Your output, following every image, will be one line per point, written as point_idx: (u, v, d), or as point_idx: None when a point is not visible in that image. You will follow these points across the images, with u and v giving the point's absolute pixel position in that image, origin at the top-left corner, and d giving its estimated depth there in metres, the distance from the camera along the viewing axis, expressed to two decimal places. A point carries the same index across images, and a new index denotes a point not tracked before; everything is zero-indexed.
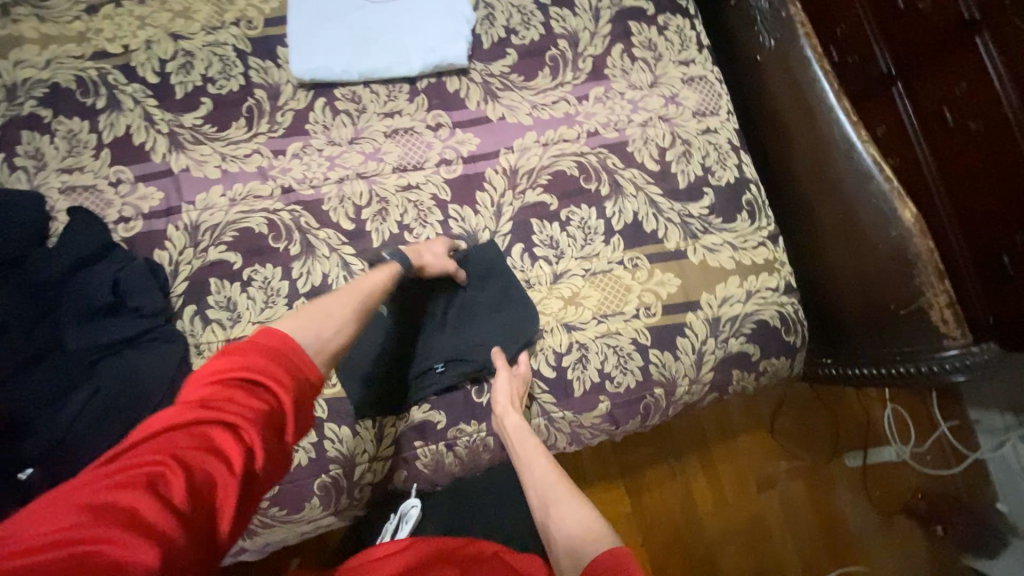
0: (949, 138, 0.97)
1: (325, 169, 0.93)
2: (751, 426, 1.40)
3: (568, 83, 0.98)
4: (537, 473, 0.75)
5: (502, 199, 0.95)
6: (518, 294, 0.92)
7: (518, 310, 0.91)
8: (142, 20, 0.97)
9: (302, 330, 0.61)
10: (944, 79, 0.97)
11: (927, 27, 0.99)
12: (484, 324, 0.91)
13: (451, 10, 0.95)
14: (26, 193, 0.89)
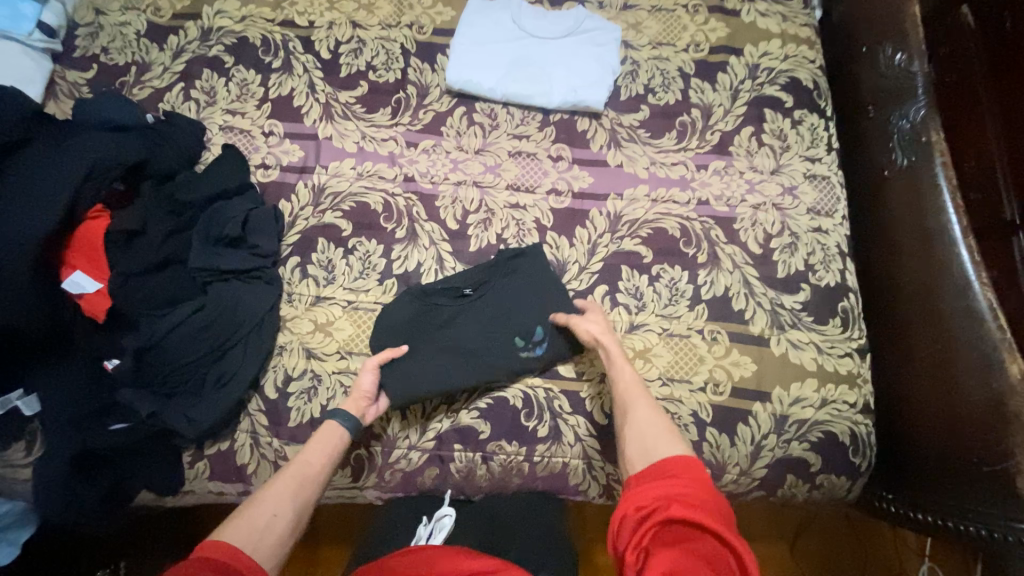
0: None
1: (447, 169, 1.00)
2: (770, 539, 1.32)
3: (691, 149, 1.01)
4: (619, 385, 0.82)
5: (599, 239, 0.97)
6: (518, 261, 0.94)
7: (528, 263, 0.94)
8: (331, 3, 1.09)
9: (332, 433, 0.81)
10: None
11: None
12: (499, 295, 0.92)
13: (600, 59, 1.02)
14: (193, 121, 1.00)
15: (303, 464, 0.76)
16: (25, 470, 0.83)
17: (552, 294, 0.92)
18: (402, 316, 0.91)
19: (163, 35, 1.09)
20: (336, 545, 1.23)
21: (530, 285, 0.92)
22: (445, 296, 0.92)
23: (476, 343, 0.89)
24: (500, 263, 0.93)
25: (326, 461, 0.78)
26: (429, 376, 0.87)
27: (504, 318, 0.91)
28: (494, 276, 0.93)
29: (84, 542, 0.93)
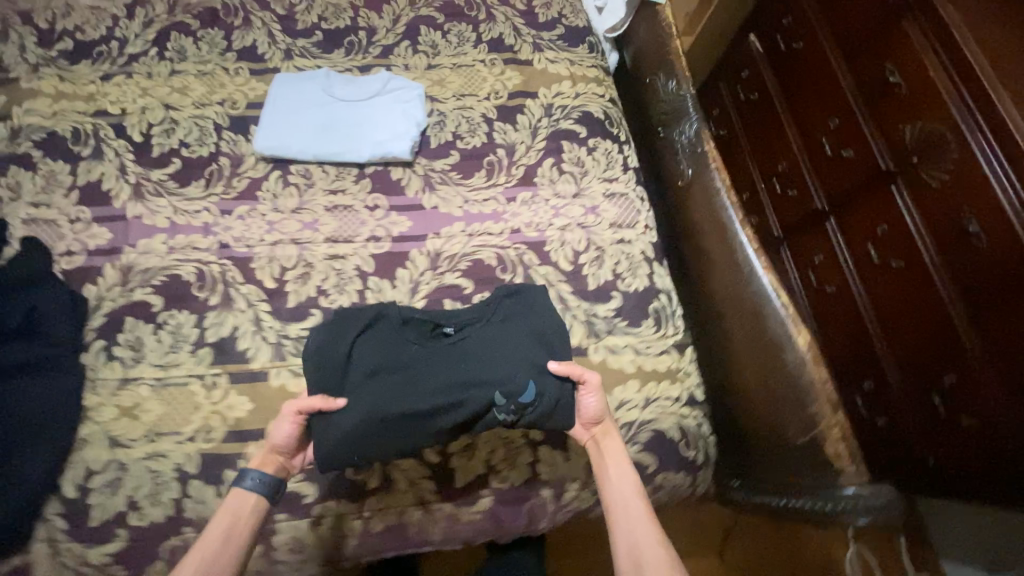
0: (876, 271, 1.26)
1: (262, 232, 1.01)
2: (700, 550, 1.30)
3: (500, 184, 1.09)
4: (618, 494, 0.79)
5: (420, 277, 1.00)
6: (512, 305, 0.90)
7: (524, 305, 0.90)
8: (144, 91, 1.13)
9: (241, 500, 0.76)
10: (870, 219, 1.27)
11: (852, 171, 1.32)
12: (484, 338, 0.86)
13: (406, 114, 1.10)
14: None
15: (206, 545, 0.71)
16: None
17: (544, 343, 0.87)
18: (359, 339, 0.83)
19: None
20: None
21: (524, 326, 0.88)
22: (421, 332, 0.87)
23: (453, 386, 0.82)
24: (490, 306, 0.90)
25: (230, 536, 0.73)
26: (384, 408, 0.78)
27: (490, 372, 0.83)
28: (482, 315, 0.89)
29: None
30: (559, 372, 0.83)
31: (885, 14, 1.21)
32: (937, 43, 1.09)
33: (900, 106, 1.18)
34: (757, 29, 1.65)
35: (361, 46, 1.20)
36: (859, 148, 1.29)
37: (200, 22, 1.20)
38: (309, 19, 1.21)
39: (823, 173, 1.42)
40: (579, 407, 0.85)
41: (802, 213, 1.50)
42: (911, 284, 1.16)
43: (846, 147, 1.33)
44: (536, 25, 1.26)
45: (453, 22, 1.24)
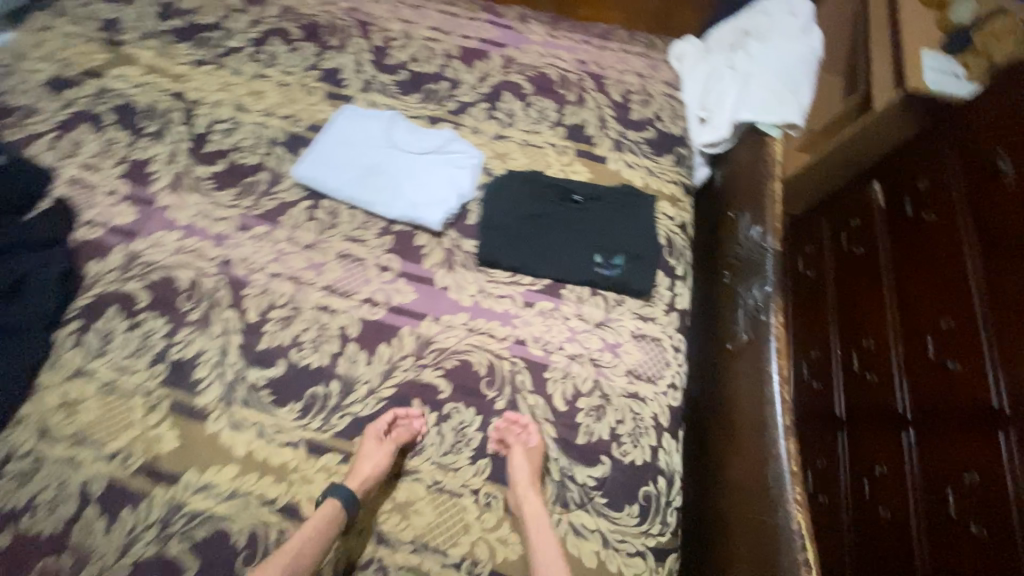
0: (947, 527, 0.92)
1: (268, 259, 0.97)
2: None
3: (523, 283, 0.97)
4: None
5: (400, 361, 0.90)
6: (628, 193, 1.04)
7: (640, 203, 1.03)
8: (224, 86, 1.15)
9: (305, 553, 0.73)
10: (956, 458, 0.95)
11: (955, 386, 0.99)
12: (607, 204, 1.02)
13: (453, 180, 1.03)
14: (41, 170, 1.01)
15: (287, 556, 0.71)
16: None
17: (642, 230, 1.00)
18: (508, 185, 1.04)
19: (63, 87, 1.14)
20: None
21: (638, 210, 1.02)
22: (553, 193, 1.03)
23: (555, 253, 0.98)
24: (610, 191, 1.04)
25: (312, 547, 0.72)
26: (507, 243, 0.99)
27: (593, 237, 0.99)
28: (605, 193, 1.03)
29: None
30: (635, 261, 0.97)
31: None
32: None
33: None
34: (883, 177, 1.37)
35: (438, 97, 1.14)
36: (969, 362, 0.97)
37: (301, 34, 1.21)
38: (400, 57, 1.19)
39: (920, 376, 1.06)
40: (508, 463, 0.80)
41: (874, 404, 1.17)
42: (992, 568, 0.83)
43: (956, 354, 1.00)
44: (626, 120, 1.14)
45: (540, 95, 1.16)
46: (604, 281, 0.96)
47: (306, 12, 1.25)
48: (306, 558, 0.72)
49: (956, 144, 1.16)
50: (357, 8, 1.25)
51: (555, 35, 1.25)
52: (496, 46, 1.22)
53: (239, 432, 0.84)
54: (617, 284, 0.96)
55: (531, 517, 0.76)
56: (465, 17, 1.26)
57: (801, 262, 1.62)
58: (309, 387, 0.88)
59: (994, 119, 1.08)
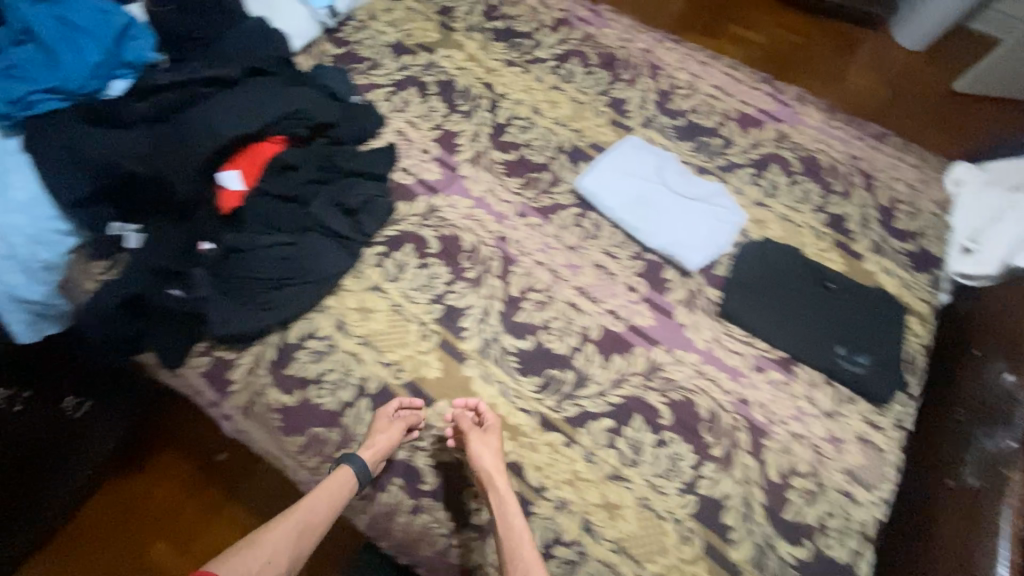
0: None
1: (535, 247, 1.10)
2: None
3: (760, 348, 1.01)
4: (518, 560, 0.76)
5: (630, 376, 0.98)
6: (881, 299, 1.05)
7: (889, 311, 1.04)
8: (527, 88, 1.31)
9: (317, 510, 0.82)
10: None
11: None
12: (859, 303, 1.04)
13: (716, 232, 1.11)
14: (380, 115, 1.22)
15: (300, 515, 0.80)
16: (105, 305, 0.90)
17: (890, 339, 1.01)
18: (763, 253, 1.09)
19: (402, 52, 1.35)
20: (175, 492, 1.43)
21: (887, 318, 1.03)
22: (806, 274, 1.07)
23: (800, 332, 1.01)
24: (864, 291, 1.05)
25: (325, 513, 0.81)
26: (753, 306, 1.04)
27: (840, 330, 1.02)
28: (858, 291, 1.05)
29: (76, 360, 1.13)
30: (879, 368, 0.99)
31: None
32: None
33: None
34: None
35: (710, 149, 1.22)
36: None
37: (599, 61, 1.36)
38: (682, 104, 1.28)
39: None
40: (473, 451, 0.84)
41: None
42: None
43: None
44: (888, 227, 1.15)
45: (806, 177, 1.20)
46: (844, 376, 0.98)
47: (606, 43, 1.39)
48: (317, 517, 0.81)
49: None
50: (651, 51, 1.38)
51: (829, 123, 1.29)
52: (772, 118, 1.28)
53: (487, 385, 0.96)
54: (853, 384, 0.98)
55: (504, 495, 0.82)
56: (747, 85, 1.34)
57: None
58: (550, 369, 0.98)
59: None
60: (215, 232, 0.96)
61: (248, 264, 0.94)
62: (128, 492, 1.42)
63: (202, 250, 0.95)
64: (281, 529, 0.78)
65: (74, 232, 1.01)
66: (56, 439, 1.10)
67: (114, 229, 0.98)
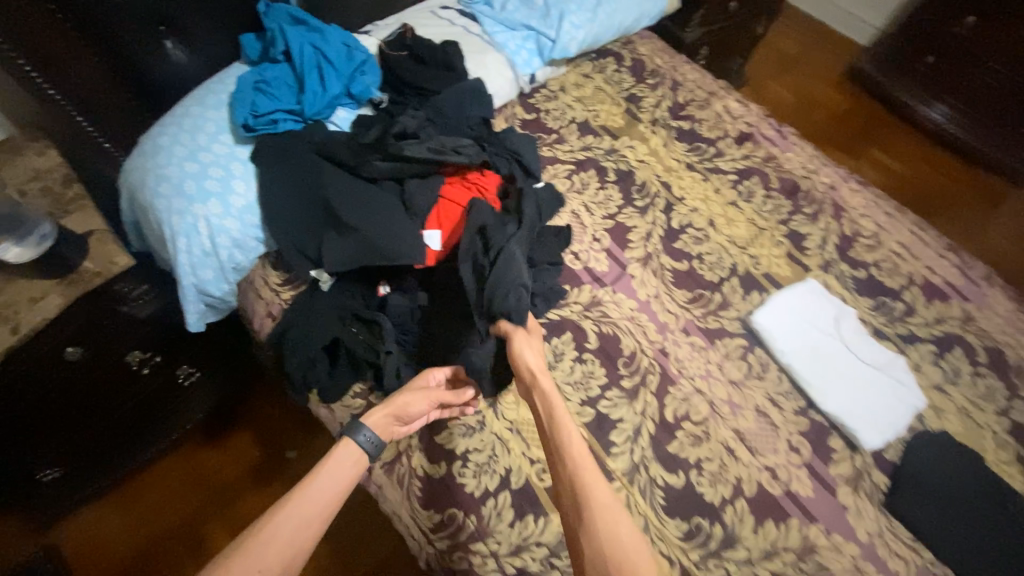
0: None
1: (696, 372, 1.05)
2: None
3: (923, 557, 0.92)
4: (566, 458, 0.78)
5: (782, 550, 0.89)
6: None
7: None
8: (705, 197, 1.28)
9: (322, 491, 0.77)
10: None
11: None
12: None
13: (893, 410, 1.02)
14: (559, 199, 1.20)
15: (299, 500, 0.75)
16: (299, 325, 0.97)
17: None
18: (942, 449, 1.00)
19: (586, 131, 1.35)
20: (238, 475, 1.48)
21: None
22: (986, 489, 0.98)
23: (972, 554, 0.92)
24: None
25: (334, 496, 0.78)
26: (926, 508, 0.95)
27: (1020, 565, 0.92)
28: None
29: (193, 347, 1.33)
30: None
31: None
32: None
33: None
34: None
35: (892, 313, 1.14)
36: None
37: (781, 186, 1.31)
38: (865, 255, 1.21)
39: None
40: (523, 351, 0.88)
41: None
42: None
43: None
44: None
45: (991, 371, 1.10)
46: None
47: (790, 168, 1.34)
48: (317, 505, 0.76)
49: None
50: (836, 188, 1.31)
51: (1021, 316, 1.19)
52: (958, 294, 1.19)
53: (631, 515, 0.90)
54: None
55: (551, 392, 0.84)
56: (934, 249, 1.25)
57: None
58: (697, 515, 0.91)
59: None
60: (403, 280, 1.00)
61: (431, 323, 0.97)
62: (206, 460, 1.49)
63: (384, 293, 0.99)
64: (282, 518, 0.72)
65: (267, 242, 1.03)
66: (161, 393, 1.32)
67: (314, 271, 0.97)
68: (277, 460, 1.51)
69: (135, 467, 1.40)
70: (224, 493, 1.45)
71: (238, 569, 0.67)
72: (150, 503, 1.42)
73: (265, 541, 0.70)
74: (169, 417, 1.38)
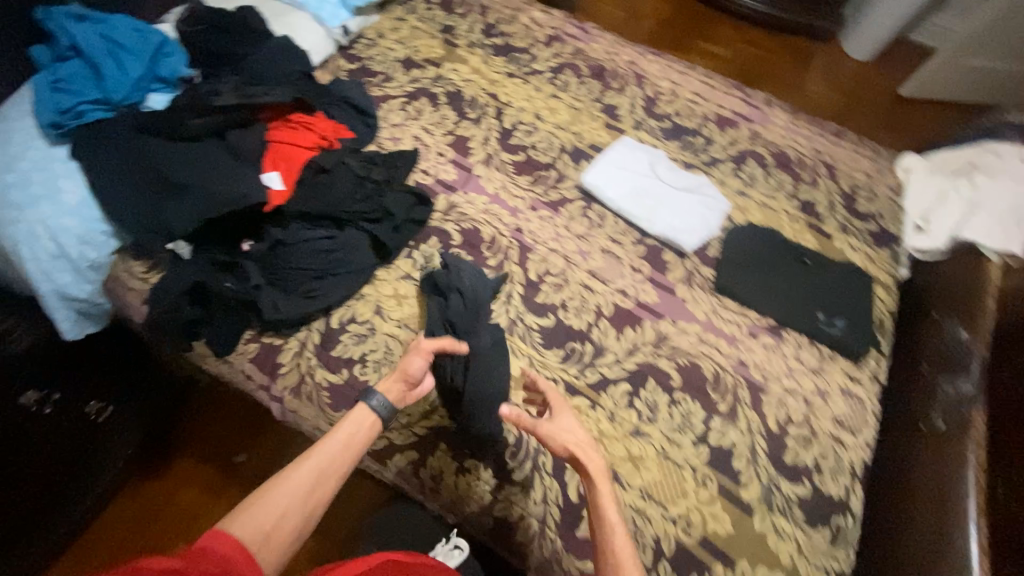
0: None
1: (549, 238, 1.21)
2: None
3: (751, 317, 1.14)
4: (603, 525, 0.79)
5: (642, 347, 1.09)
6: (851, 270, 1.19)
7: (857, 280, 1.18)
8: (529, 97, 1.43)
9: (334, 449, 0.79)
10: None
11: None
12: (834, 274, 1.18)
13: (706, 218, 1.24)
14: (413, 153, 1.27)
15: (322, 456, 0.78)
16: (159, 288, 0.98)
17: (860, 305, 1.15)
18: (750, 234, 1.22)
19: (410, 66, 1.44)
20: (194, 495, 1.40)
21: (856, 287, 1.17)
22: (788, 252, 1.20)
23: (785, 301, 1.14)
24: (836, 264, 1.20)
25: (349, 450, 0.80)
26: (744, 280, 1.16)
27: (820, 297, 1.15)
28: (832, 264, 1.20)
29: (95, 375, 1.21)
30: (857, 330, 1.12)
31: None
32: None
33: None
34: None
35: (695, 148, 1.37)
36: None
37: (590, 72, 1.48)
38: (667, 109, 1.43)
39: None
40: (558, 434, 0.87)
41: None
42: None
43: None
44: (853, 210, 1.30)
45: (780, 169, 1.35)
46: (824, 337, 1.11)
47: (595, 56, 1.52)
48: (333, 461, 0.78)
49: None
50: (635, 64, 1.51)
51: (796, 123, 1.44)
52: (745, 120, 1.43)
53: (516, 359, 1.05)
54: (834, 342, 1.11)
55: (597, 475, 0.83)
56: (722, 91, 1.48)
57: None
58: (571, 343, 1.08)
59: None
60: (257, 227, 1.05)
61: (293, 254, 1.03)
62: (153, 493, 1.39)
63: (247, 249, 1.03)
64: (301, 472, 0.75)
65: (118, 234, 1.05)
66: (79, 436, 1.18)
67: (170, 244, 1.01)
68: (229, 469, 1.43)
69: (76, 525, 1.27)
70: (186, 519, 1.36)
71: (253, 523, 0.68)
72: (106, 556, 1.31)
73: (285, 493, 0.72)
74: (98, 461, 1.24)
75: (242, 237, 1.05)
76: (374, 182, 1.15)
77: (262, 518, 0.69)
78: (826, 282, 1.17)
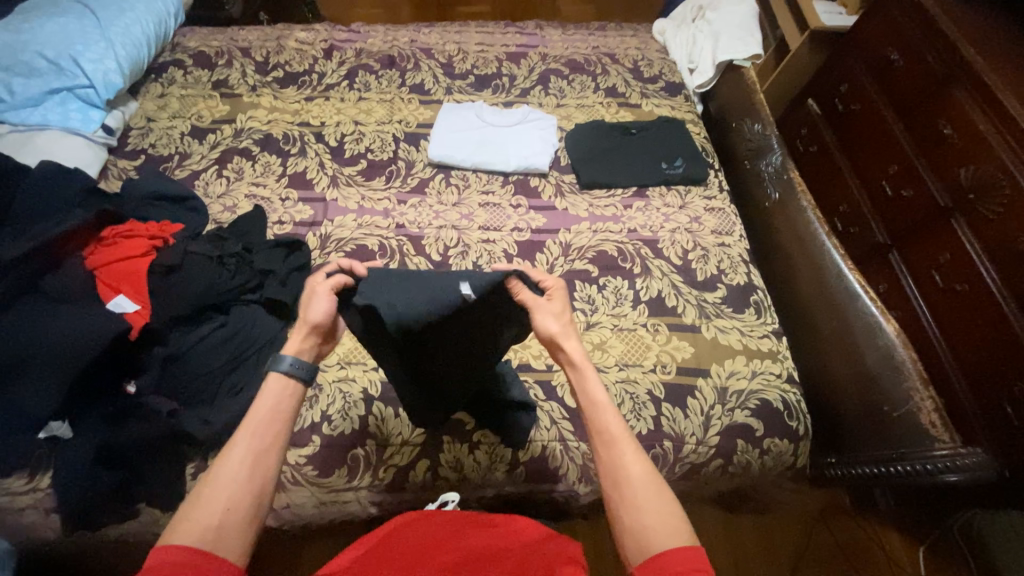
0: (940, 295, 1.19)
1: (430, 218, 1.25)
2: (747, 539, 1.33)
3: (619, 194, 1.32)
4: (586, 396, 0.74)
5: (555, 261, 1.20)
6: (666, 121, 1.42)
7: (674, 125, 1.42)
8: (338, 110, 1.42)
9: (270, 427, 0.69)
10: (932, 249, 1.23)
11: (913, 210, 1.30)
12: (656, 130, 1.40)
13: (545, 136, 1.37)
14: (255, 208, 1.20)
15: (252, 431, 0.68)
16: (62, 477, 0.84)
17: (686, 141, 1.38)
18: (582, 132, 1.39)
19: (202, 134, 1.34)
20: None
21: (676, 130, 1.40)
22: (617, 131, 1.40)
23: (635, 168, 1.33)
24: (654, 123, 1.42)
25: (278, 413, 0.71)
26: (599, 168, 1.33)
27: (656, 152, 1.36)
28: (651, 124, 1.42)
29: None
30: (694, 160, 1.35)
31: (931, 79, 1.27)
32: (988, 98, 1.12)
33: (957, 153, 1.18)
34: (814, 93, 1.68)
35: (504, 88, 1.49)
36: (917, 186, 1.28)
37: (381, 65, 1.52)
38: (464, 66, 1.53)
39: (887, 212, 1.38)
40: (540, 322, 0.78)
41: (862, 248, 1.45)
42: (966, 310, 1.11)
43: (906, 184, 1.32)
44: (643, 79, 1.54)
45: (576, 74, 1.53)
46: (674, 178, 1.33)
47: (377, 48, 1.55)
48: (270, 430, 0.69)
49: (859, 57, 1.50)
50: (416, 41, 1.58)
51: (568, 34, 1.65)
52: (529, 48, 1.59)
53: None
54: (683, 179, 1.33)
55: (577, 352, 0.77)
56: (499, 33, 1.63)
57: (800, 144, 1.73)
58: None
59: (884, 29, 1.41)
60: (136, 359, 0.93)
61: (192, 363, 0.94)
62: None
63: (136, 390, 0.91)
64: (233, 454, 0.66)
65: None
66: None
67: (41, 431, 0.85)
68: None
69: None
70: None
71: (194, 528, 0.60)
72: None
73: (221, 486, 0.63)
74: None
75: (124, 383, 0.92)
76: (234, 255, 1.07)
77: (201, 518, 0.61)
78: (654, 138, 1.39)
